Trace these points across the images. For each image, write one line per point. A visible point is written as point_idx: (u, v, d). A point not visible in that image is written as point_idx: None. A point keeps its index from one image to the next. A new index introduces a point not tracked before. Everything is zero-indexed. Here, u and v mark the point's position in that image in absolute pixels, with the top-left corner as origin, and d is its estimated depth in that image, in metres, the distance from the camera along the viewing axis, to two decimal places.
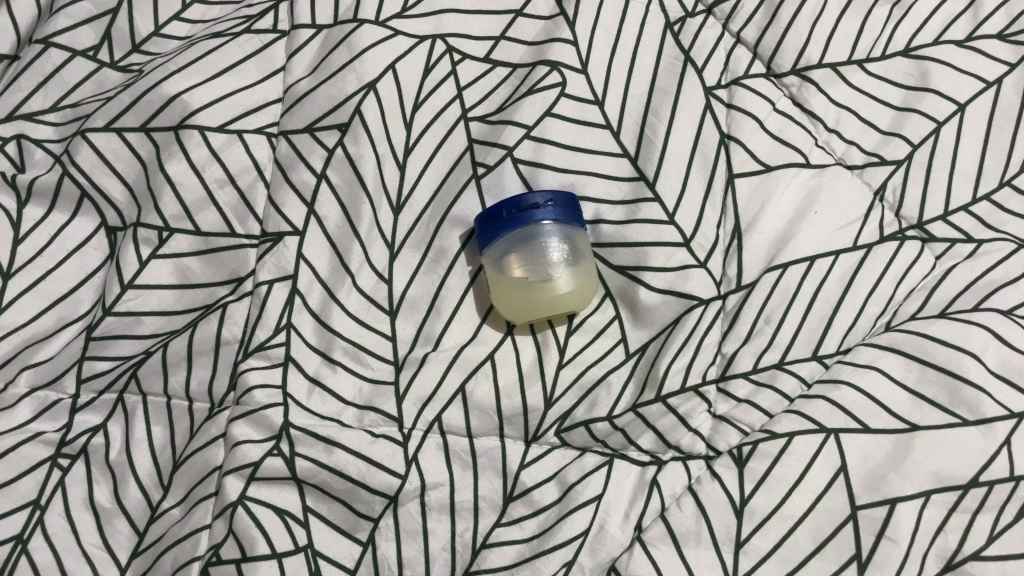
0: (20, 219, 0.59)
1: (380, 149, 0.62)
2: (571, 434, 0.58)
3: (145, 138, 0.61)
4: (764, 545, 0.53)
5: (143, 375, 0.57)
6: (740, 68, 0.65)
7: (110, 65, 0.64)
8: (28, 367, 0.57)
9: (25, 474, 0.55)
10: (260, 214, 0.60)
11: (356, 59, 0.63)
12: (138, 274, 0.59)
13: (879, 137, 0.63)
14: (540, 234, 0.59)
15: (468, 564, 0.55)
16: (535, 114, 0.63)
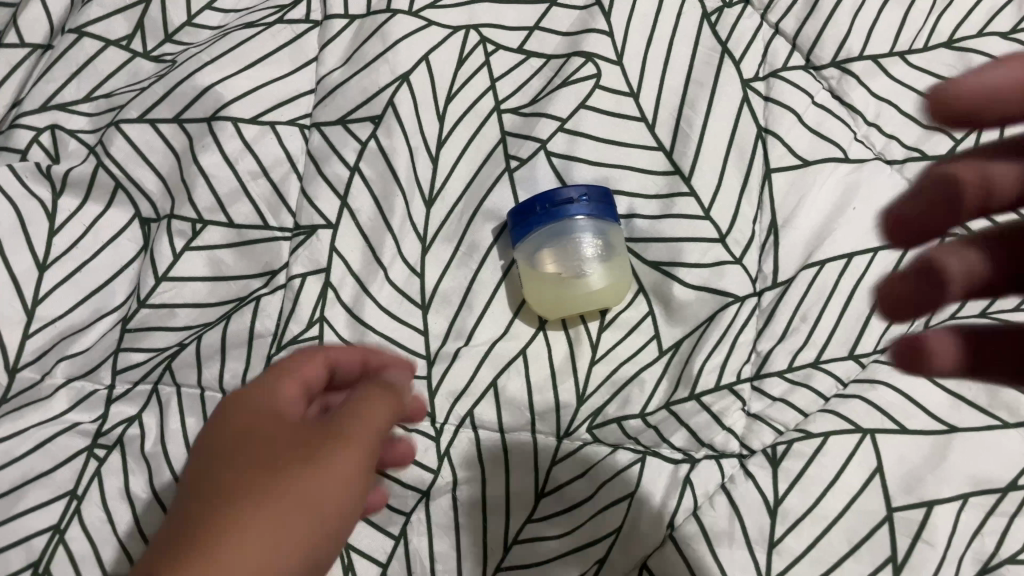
0: (55, 211, 0.58)
1: (413, 141, 0.61)
2: (603, 431, 0.58)
3: (178, 129, 0.61)
4: (797, 545, 0.53)
5: (177, 367, 0.57)
6: (778, 60, 0.64)
7: (143, 56, 0.64)
8: (64, 358, 0.57)
9: (62, 464, 0.54)
10: (293, 207, 0.60)
11: (389, 51, 0.62)
12: (172, 266, 0.59)
13: (920, 132, 0.61)
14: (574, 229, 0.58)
15: (499, 561, 0.54)
16: (568, 107, 0.62)
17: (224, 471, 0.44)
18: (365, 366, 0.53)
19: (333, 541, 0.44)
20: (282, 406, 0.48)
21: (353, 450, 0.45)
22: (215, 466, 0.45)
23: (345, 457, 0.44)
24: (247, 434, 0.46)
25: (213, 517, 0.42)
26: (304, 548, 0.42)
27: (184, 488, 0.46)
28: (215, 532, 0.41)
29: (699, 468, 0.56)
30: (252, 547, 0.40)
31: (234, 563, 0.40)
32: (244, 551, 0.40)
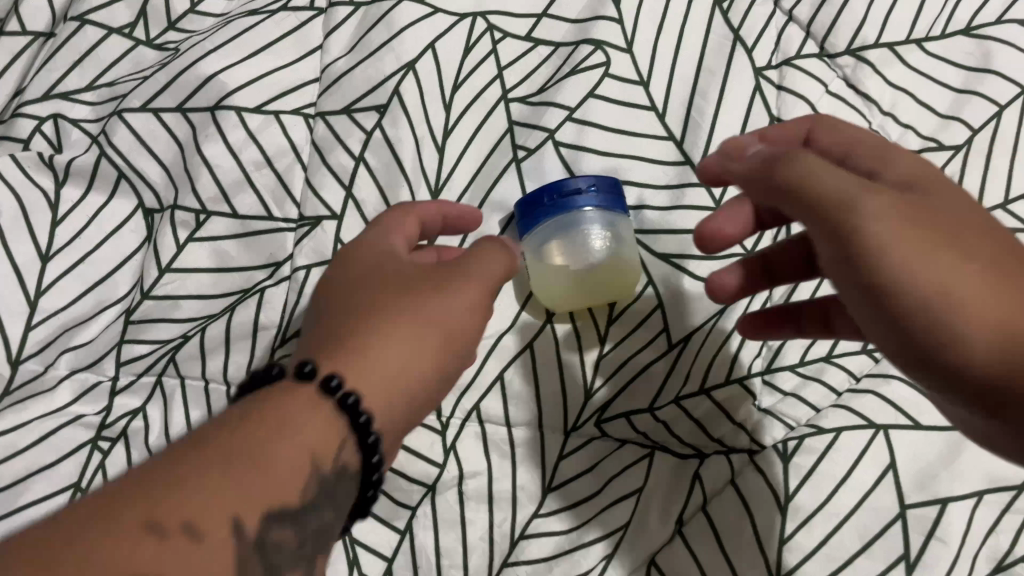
0: (58, 201, 0.58)
1: (418, 131, 0.60)
2: (611, 426, 0.57)
3: (181, 118, 0.60)
4: (808, 543, 0.52)
5: (182, 359, 0.56)
6: (792, 47, 0.63)
7: (146, 43, 0.63)
8: (68, 350, 0.56)
9: (66, 457, 0.53)
10: (297, 198, 0.59)
11: (395, 39, 0.61)
12: (175, 257, 0.58)
13: (937, 122, 0.61)
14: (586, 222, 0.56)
15: (506, 556, 0.54)
16: (577, 96, 0.61)
17: (352, 303, 0.48)
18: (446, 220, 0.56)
19: (454, 369, 0.48)
20: (399, 248, 0.52)
21: (475, 287, 0.49)
22: (342, 304, 0.48)
23: (469, 294, 0.48)
24: (372, 269, 0.50)
25: (351, 333, 0.45)
26: (431, 374, 0.46)
27: (320, 304, 0.50)
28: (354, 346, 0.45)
29: (710, 463, 0.56)
30: (384, 368, 0.44)
31: (372, 376, 0.44)
32: (382, 370, 0.44)
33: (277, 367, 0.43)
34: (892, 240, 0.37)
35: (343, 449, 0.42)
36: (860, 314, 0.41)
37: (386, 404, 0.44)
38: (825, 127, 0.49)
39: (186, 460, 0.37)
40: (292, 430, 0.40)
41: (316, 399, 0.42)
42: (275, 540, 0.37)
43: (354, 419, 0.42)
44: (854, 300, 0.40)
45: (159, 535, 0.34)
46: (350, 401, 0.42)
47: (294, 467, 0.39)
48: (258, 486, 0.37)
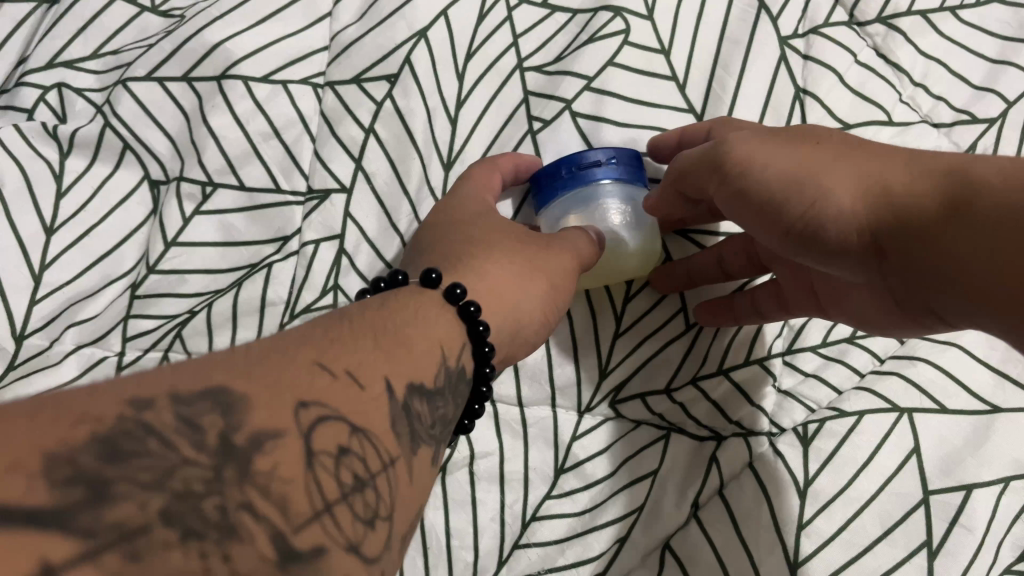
0: (63, 172, 0.57)
1: (431, 101, 0.58)
2: (626, 406, 0.56)
3: (187, 88, 0.58)
4: (827, 528, 0.51)
5: (188, 335, 0.55)
6: (820, 15, 0.60)
7: (152, 10, 0.61)
8: (73, 325, 0.54)
9: None
10: (305, 170, 0.58)
11: (406, 6, 0.59)
12: (180, 231, 0.57)
13: (970, 93, 0.59)
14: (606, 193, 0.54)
15: (517, 537, 0.53)
16: (596, 65, 0.59)
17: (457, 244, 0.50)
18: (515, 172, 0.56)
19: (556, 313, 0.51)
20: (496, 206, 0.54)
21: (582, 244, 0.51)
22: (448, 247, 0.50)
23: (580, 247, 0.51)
24: (472, 219, 0.52)
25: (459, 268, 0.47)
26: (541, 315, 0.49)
27: (421, 252, 0.51)
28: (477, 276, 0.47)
29: (727, 447, 0.54)
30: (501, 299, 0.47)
31: (490, 303, 0.46)
32: (499, 302, 0.47)
33: (401, 275, 0.45)
34: (752, 156, 0.45)
35: (464, 351, 0.41)
36: (763, 236, 0.46)
37: (498, 328, 0.46)
38: (735, 124, 0.54)
39: (336, 326, 0.36)
40: (427, 321, 0.40)
41: (441, 303, 0.42)
42: (417, 410, 0.35)
43: (472, 327, 0.42)
44: (753, 226, 0.46)
45: (327, 375, 0.32)
46: (472, 308, 0.42)
47: (430, 351, 0.38)
48: (407, 359, 0.36)
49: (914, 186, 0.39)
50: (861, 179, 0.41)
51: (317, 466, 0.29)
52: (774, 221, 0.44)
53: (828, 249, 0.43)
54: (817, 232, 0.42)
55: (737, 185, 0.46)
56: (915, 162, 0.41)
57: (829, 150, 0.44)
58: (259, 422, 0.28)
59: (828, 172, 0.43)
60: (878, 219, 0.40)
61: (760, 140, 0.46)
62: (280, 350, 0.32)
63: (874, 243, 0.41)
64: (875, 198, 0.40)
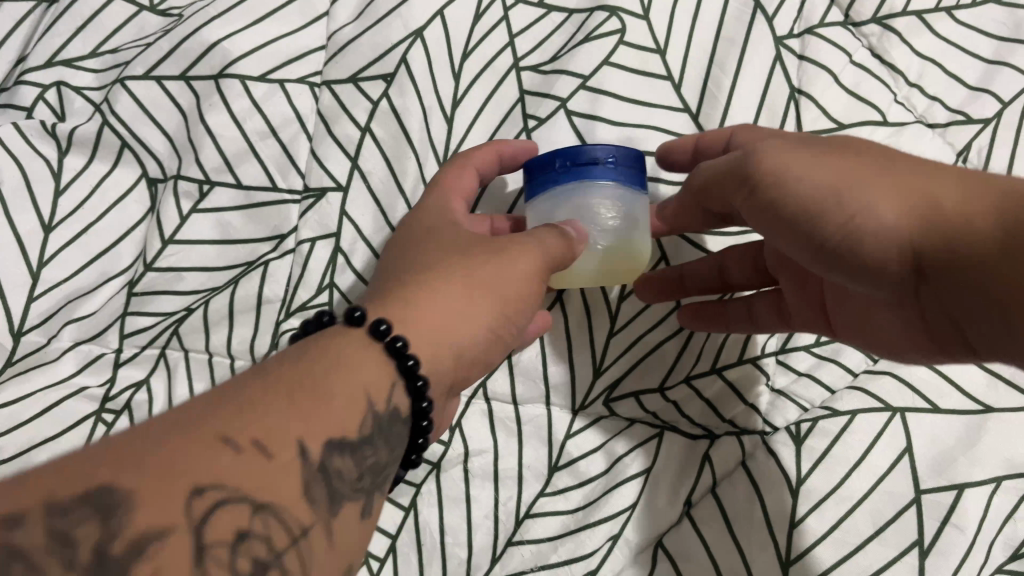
0: (61, 170, 0.57)
1: (427, 101, 0.58)
2: (620, 405, 0.56)
3: (185, 87, 0.58)
4: (819, 527, 0.51)
5: (185, 332, 0.56)
6: (816, 15, 0.60)
7: (150, 9, 0.62)
8: (71, 322, 0.55)
9: (68, 430, 0.52)
10: (302, 168, 0.58)
11: (402, 5, 0.59)
12: (178, 229, 0.57)
13: (966, 93, 0.59)
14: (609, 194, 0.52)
15: (510, 535, 0.53)
16: (591, 64, 0.59)
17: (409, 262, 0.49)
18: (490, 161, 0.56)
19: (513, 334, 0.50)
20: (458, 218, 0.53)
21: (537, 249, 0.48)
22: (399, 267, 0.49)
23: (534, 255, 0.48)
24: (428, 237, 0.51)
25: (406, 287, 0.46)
26: (491, 338, 0.47)
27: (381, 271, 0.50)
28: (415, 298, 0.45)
29: (719, 447, 0.54)
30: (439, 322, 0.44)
31: (430, 326, 0.44)
32: (437, 324, 0.44)
33: (327, 316, 0.45)
34: (787, 164, 0.43)
35: (394, 389, 0.40)
36: (793, 252, 0.44)
37: (438, 358, 0.44)
38: (745, 133, 0.52)
39: (260, 379, 0.37)
40: (354, 366, 0.39)
41: (367, 341, 0.41)
42: (337, 468, 0.36)
43: (401, 362, 0.41)
44: (784, 241, 0.44)
45: (229, 453, 0.33)
46: (399, 343, 0.41)
47: (356, 400, 0.38)
48: (328, 414, 0.36)
49: (965, 207, 0.37)
50: (903, 195, 0.39)
51: (209, 560, 0.30)
52: (804, 233, 0.42)
53: (864, 268, 0.41)
54: (854, 250, 0.40)
55: (767, 192, 0.44)
56: (963, 179, 0.39)
57: (869, 163, 0.42)
58: (146, 522, 0.30)
59: (867, 186, 0.40)
60: (922, 239, 0.38)
61: (793, 152, 0.44)
62: (197, 414, 0.34)
63: (916, 264, 0.39)
64: (921, 216, 0.38)
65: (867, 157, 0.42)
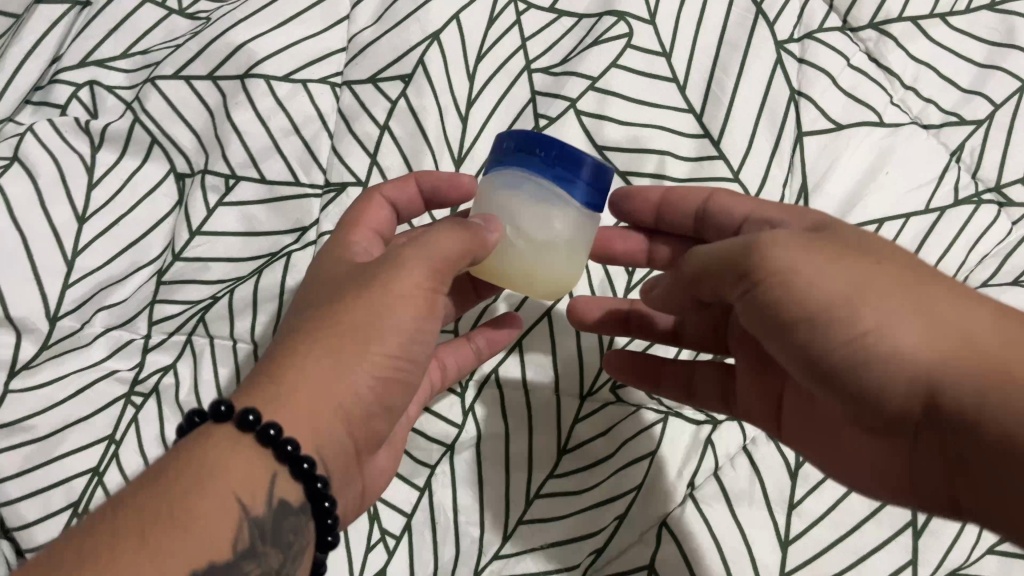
0: (94, 164, 0.60)
1: (443, 100, 0.61)
2: (626, 391, 0.59)
3: (212, 86, 0.61)
4: (818, 507, 0.54)
5: (211, 319, 0.58)
6: (814, 21, 0.63)
7: (178, 12, 0.65)
8: (103, 309, 0.58)
9: (100, 411, 0.55)
10: (323, 164, 0.61)
11: (420, 10, 0.62)
12: (205, 221, 0.60)
13: (959, 96, 0.62)
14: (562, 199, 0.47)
15: (521, 513, 0.55)
16: (600, 66, 0.62)
17: (305, 316, 0.47)
18: (422, 193, 0.57)
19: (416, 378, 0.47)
20: (370, 247, 0.53)
21: (422, 262, 0.45)
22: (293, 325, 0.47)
23: (425, 262, 0.45)
24: (330, 281, 0.49)
25: (299, 350, 0.44)
26: (389, 382, 0.45)
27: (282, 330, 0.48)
28: (302, 360, 0.44)
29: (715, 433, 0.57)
30: (321, 393, 0.43)
31: (316, 403, 0.43)
32: (327, 397, 0.43)
33: (199, 415, 0.43)
34: (795, 264, 0.38)
35: (277, 480, 0.41)
36: (779, 353, 0.40)
37: (323, 435, 0.43)
38: (721, 198, 0.52)
39: (119, 509, 0.37)
40: (221, 473, 0.39)
41: (236, 436, 0.41)
42: None
43: (280, 448, 0.41)
44: (770, 339, 0.40)
45: None
46: (271, 431, 0.41)
47: (220, 509, 0.38)
48: (188, 536, 0.36)
49: (997, 358, 0.35)
50: (931, 326, 0.36)
51: None
52: (806, 346, 0.38)
53: (863, 395, 0.37)
54: (858, 374, 0.36)
55: (772, 296, 0.38)
56: (997, 321, 0.36)
57: (894, 274, 0.38)
58: None
59: (889, 304, 0.36)
60: (944, 380, 0.35)
61: (806, 244, 0.39)
62: (52, 555, 0.35)
63: (923, 402, 0.36)
64: (951, 355, 0.35)
65: (893, 268, 0.38)
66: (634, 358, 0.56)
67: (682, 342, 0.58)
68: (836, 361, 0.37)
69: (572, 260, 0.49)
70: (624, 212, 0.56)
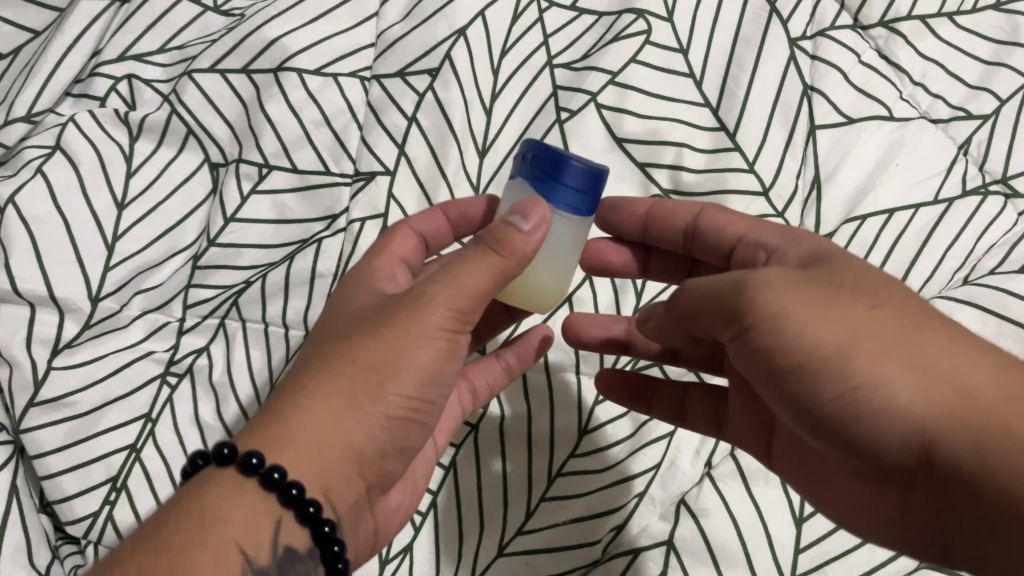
0: (132, 154, 0.62)
1: (468, 93, 0.64)
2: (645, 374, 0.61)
3: (246, 79, 0.64)
4: None
5: (243, 303, 0.60)
6: (826, 19, 0.65)
7: (214, 9, 0.68)
8: (140, 292, 0.60)
9: (138, 389, 0.57)
10: (353, 154, 0.63)
11: (447, 7, 0.65)
12: (239, 208, 0.62)
13: (966, 91, 0.64)
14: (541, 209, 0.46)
15: (544, 491, 0.57)
16: (620, 61, 0.64)
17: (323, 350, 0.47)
18: (450, 223, 0.58)
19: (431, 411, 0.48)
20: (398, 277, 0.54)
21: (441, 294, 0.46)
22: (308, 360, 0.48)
23: (446, 298, 0.46)
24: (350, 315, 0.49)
25: (309, 387, 0.45)
26: (401, 418, 0.46)
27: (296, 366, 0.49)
28: (314, 400, 0.44)
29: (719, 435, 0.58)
30: (328, 431, 0.44)
31: (323, 441, 0.43)
32: (334, 436, 0.44)
33: (203, 457, 0.44)
34: (789, 310, 0.38)
35: (282, 524, 0.42)
36: (772, 399, 0.41)
37: (330, 476, 0.44)
38: (713, 216, 0.52)
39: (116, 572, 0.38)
40: (219, 526, 0.40)
41: (240, 479, 0.42)
42: None
43: (284, 492, 0.42)
44: (764, 384, 0.41)
45: None
46: (275, 475, 0.41)
47: (218, 558, 0.39)
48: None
49: (989, 413, 0.36)
50: (920, 380, 0.37)
51: None
52: (800, 393, 0.39)
53: (848, 442, 0.38)
54: (851, 423, 0.37)
55: (767, 342, 0.39)
56: (986, 371, 0.37)
57: (886, 321, 0.38)
58: None
59: (881, 357, 0.37)
60: (935, 432, 0.36)
61: (800, 289, 0.39)
62: None
63: (914, 452, 0.37)
64: (941, 407, 0.36)
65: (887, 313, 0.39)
66: (621, 376, 0.56)
67: (679, 359, 0.57)
68: (827, 409, 0.38)
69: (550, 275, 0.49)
70: (612, 225, 0.58)
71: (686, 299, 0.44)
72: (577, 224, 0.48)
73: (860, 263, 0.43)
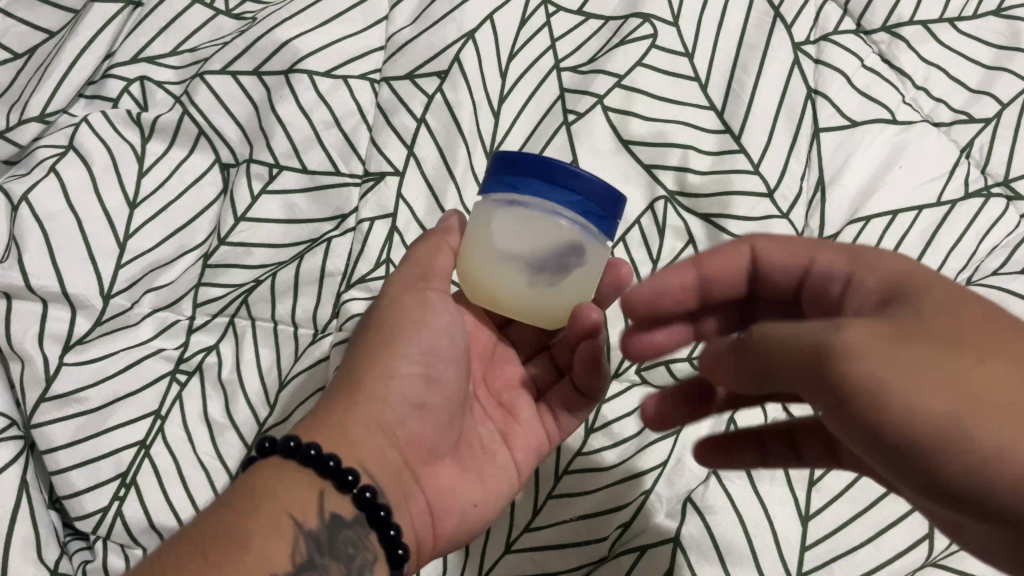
0: (144, 154, 0.63)
1: (476, 95, 0.64)
2: (652, 372, 0.61)
3: (258, 81, 0.64)
4: (835, 485, 0.56)
5: (252, 302, 0.61)
6: (830, 24, 0.66)
7: (225, 13, 0.69)
8: (150, 290, 0.60)
9: (148, 386, 0.57)
10: (362, 155, 0.64)
11: (456, 10, 0.66)
12: (250, 207, 0.62)
13: (968, 96, 0.65)
14: (482, 199, 0.50)
15: (551, 488, 0.57)
16: (626, 65, 0.65)
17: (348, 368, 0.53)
18: None
19: (451, 383, 0.51)
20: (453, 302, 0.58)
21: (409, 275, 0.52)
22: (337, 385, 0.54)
23: (412, 276, 0.52)
24: None
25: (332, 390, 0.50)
26: (416, 386, 0.49)
27: None
28: (335, 392, 0.49)
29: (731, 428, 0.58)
30: (347, 412, 0.48)
31: (344, 421, 0.47)
32: (355, 416, 0.48)
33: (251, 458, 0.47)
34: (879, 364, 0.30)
35: (326, 496, 0.44)
36: (885, 472, 0.32)
37: (359, 451, 0.47)
38: (768, 248, 0.43)
39: (178, 544, 0.40)
40: (270, 496, 0.42)
41: (281, 464, 0.45)
42: None
43: (323, 465, 0.44)
44: (869, 456, 0.32)
45: None
46: (312, 450, 0.44)
47: (274, 526, 0.41)
48: (244, 552, 0.39)
49: None
50: None
51: None
52: (915, 468, 0.30)
53: (999, 517, 0.29)
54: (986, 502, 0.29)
55: (857, 411, 0.30)
56: None
57: (1005, 368, 0.30)
58: None
59: (1005, 415, 0.28)
60: None
61: (891, 336, 0.31)
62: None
63: None
64: None
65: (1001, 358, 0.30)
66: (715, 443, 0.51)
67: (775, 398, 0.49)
68: (948, 480, 0.30)
69: (506, 264, 0.49)
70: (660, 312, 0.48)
71: (757, 353, 0.34)
72: (529, 210, 0.47)
73: (960, 289, 0.34)
